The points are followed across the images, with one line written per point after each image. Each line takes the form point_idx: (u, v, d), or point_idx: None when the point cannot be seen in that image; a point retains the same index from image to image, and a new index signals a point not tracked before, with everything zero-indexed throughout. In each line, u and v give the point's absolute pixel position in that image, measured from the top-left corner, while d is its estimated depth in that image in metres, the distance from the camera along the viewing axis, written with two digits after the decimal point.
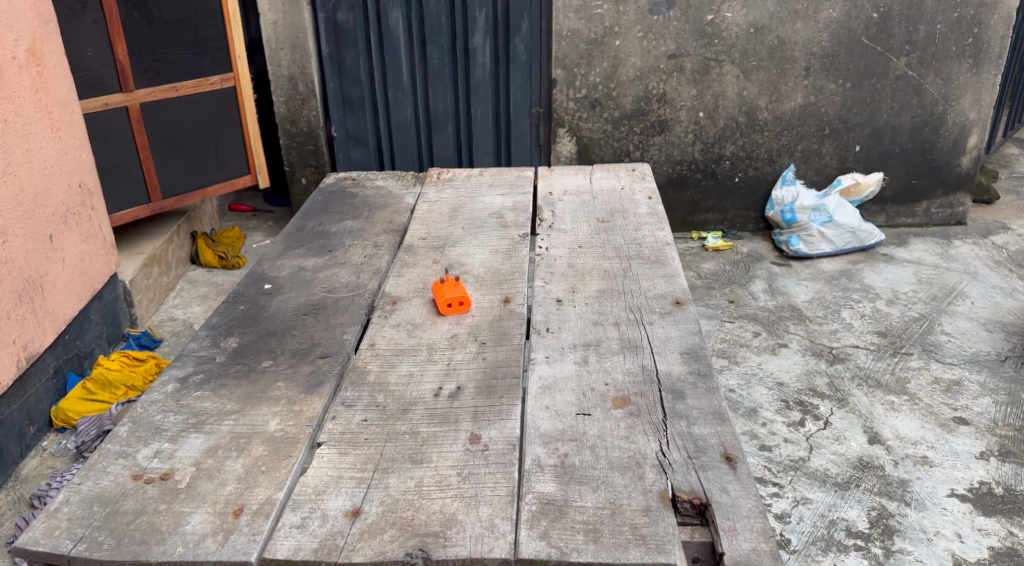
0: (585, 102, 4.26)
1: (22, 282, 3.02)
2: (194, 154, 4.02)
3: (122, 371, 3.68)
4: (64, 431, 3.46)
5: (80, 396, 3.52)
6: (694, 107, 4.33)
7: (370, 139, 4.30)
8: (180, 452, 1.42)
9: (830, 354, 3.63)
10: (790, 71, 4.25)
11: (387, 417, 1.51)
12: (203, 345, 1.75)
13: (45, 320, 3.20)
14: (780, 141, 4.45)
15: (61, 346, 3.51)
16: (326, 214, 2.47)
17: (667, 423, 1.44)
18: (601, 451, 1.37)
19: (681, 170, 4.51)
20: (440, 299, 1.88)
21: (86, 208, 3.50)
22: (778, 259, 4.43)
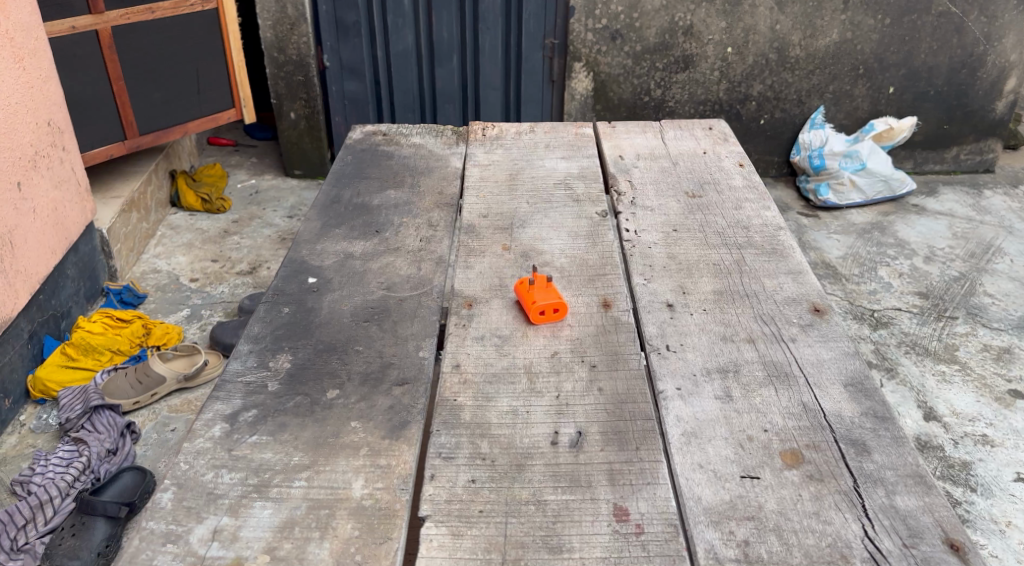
0: (604, 34, 3.66)
1: None
2: (175, 85, 3.53)
3: (105, 333, 3.27)
4: (44, 404, 3.03)
5: (59, 363, 3.09)
6: (723, 42, 3.73)
7: (366, 71, 3.75)
8: (245, 533, 1.10)
9: (872, 318, 3.12)
10: (827, 3, 3.63)
11: (501, 476, 1.20)
12: (249, 367, 1.42)
13: (16, 281, 2.80)
14: (811, 82, 3.86)
15: (36, 307, 3.05)
16: (363, 180, 2.09)
17: (863, 493, 1.17)
18: (790, 537, 1.10)
19: (703, 112, 3.93)
20: (528, 305, 1.54)
21: (56, 149, 3.05)
22: (805, 210, 3.87)
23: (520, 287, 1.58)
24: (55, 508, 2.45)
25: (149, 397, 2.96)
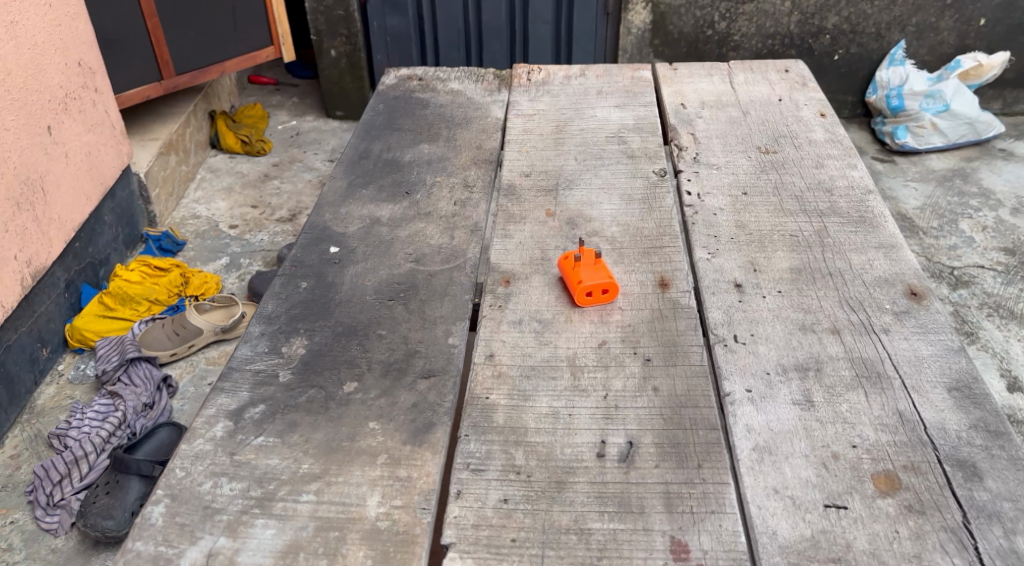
0: None
1: (16, 186, 2.52)
2: (211, 22, 3.35)
3: (143, 282, 3.15)
4: (82, 354, 2.90)
5: (96, 313, 2.98)
6: None
7: (408, 5, 3.51)
8: (243, 558, 0.96)
9: (951, 276, 2.78)
10: None
11: (538, 496, 1.03)
12: (259, 353, 1.27)
13: (50, 229, 2.72)
14: (892, 12, 3.45)
15: (72, 255, 2.93)
16: (395, 133, 1.91)
17: (976, 533, 0.99)
18: None
19: (771, 46, 3.57)
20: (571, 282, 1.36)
21: (89, 90, 2.91)
22: (879, 155, 3.48)
23: (564, 263, 1.39)
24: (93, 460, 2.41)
25: (186, 349, 2.85)
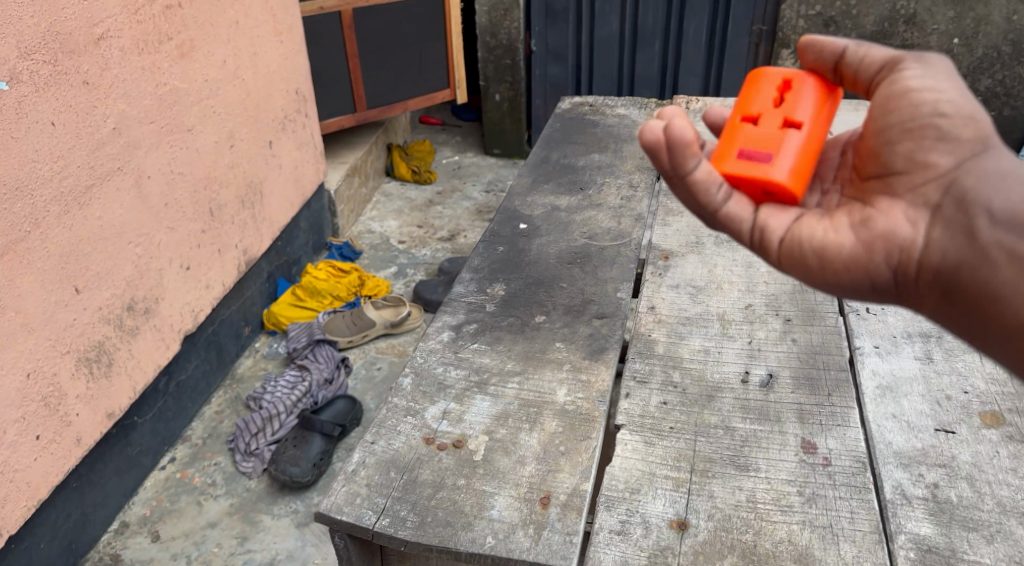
0: (817, 21, 3.92)
1: (245, 187, 3.09)
2: (400, 63, 4.12)
3: (328, 281, 3.57)
4: (274, 335, 3.36)
5: (289, 302, 3.43)
6: (949, 33, 3.81)
7: (568, 55, 4.41)
8: (469, 416, 1.27)
9: None
10: None
11: (691, 403, 1.29)
12: (470, 291, 1.61)
13: (262, 225, 3.27)
14: None
15: (274, 251, 3.45)
16: (569, 144, 2.30)
17: None
18: (984, 487, 1.09)
19: None
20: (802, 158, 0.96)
21: (300, 115, 3.54)
22: None
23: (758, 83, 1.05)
24: (280, 422, 2.80)
25: (360, 339, 3.24)
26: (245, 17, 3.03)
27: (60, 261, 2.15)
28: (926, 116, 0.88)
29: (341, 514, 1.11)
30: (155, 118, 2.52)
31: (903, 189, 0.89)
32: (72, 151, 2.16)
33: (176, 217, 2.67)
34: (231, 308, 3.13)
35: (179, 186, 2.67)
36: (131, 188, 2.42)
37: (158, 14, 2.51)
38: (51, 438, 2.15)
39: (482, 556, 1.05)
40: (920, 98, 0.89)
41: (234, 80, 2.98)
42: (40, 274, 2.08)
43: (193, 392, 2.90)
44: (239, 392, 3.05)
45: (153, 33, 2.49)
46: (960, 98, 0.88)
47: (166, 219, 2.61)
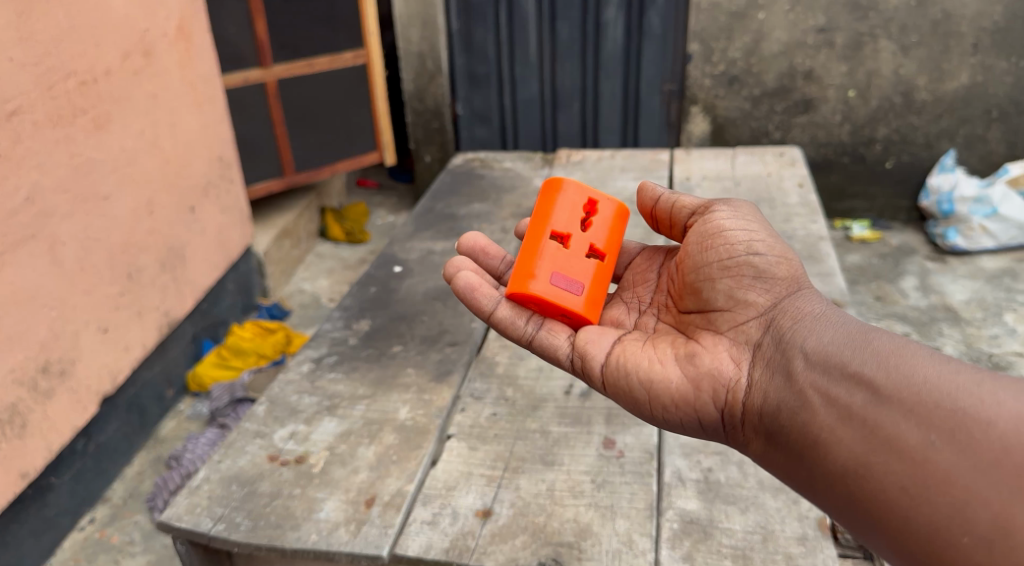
0: (722, 79, 4.17)
1: (165, 251, 3.16)
2: (326, 129, 4.30)
3: (253, 340, 3.61)
4: (198, 396, 3.42)
5: (214, 362, 3.47)
6: (845, 86, 4.07)
7: (494, 118, 4.58)
8: (315, 435, 1.44)
9: (990, 362, 3.25)
10: (955, 47, 3.88)
11: (517, 411, 1.50)
12: (337, 327, 1.77)
13: (185, 288, 3.33)
14: (940, 125, 4.08)
15: (199, 313, 3.53)
16: (454, 196, 2.50)
17: None
18: (750, 469, 1.37)
19: (826, 153, 4.28)
20: (593, 285, 1.57)
21: (225, 180, 3.66)
22: (932, 255, 4.06)
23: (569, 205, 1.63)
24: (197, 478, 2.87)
25: None
26: (163, 89, 3.15)
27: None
28: (742, 257, 1.43)
29: (180, 520, 1.28)
30: (69, 187, 2.62)
31: (727, 330, 1.41)
32: None
33: (92, 283, 2.74)
34: (153, 369, 3.20)
35: (95, 252, 2.76)
36: (44, 254, 2.52)
37: (72, 90, 2.63)
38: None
39: (305, 550, 1.22)
40: (733, 249, 1.44)
41: (153, 148, 3.09)
42: None
43: (114, 454, 2.97)
44: (161, 452, 3.14)
45: (67, 107, 2.61)
46: (768, 243, 1.43)
47: (82, 284, 2.69)
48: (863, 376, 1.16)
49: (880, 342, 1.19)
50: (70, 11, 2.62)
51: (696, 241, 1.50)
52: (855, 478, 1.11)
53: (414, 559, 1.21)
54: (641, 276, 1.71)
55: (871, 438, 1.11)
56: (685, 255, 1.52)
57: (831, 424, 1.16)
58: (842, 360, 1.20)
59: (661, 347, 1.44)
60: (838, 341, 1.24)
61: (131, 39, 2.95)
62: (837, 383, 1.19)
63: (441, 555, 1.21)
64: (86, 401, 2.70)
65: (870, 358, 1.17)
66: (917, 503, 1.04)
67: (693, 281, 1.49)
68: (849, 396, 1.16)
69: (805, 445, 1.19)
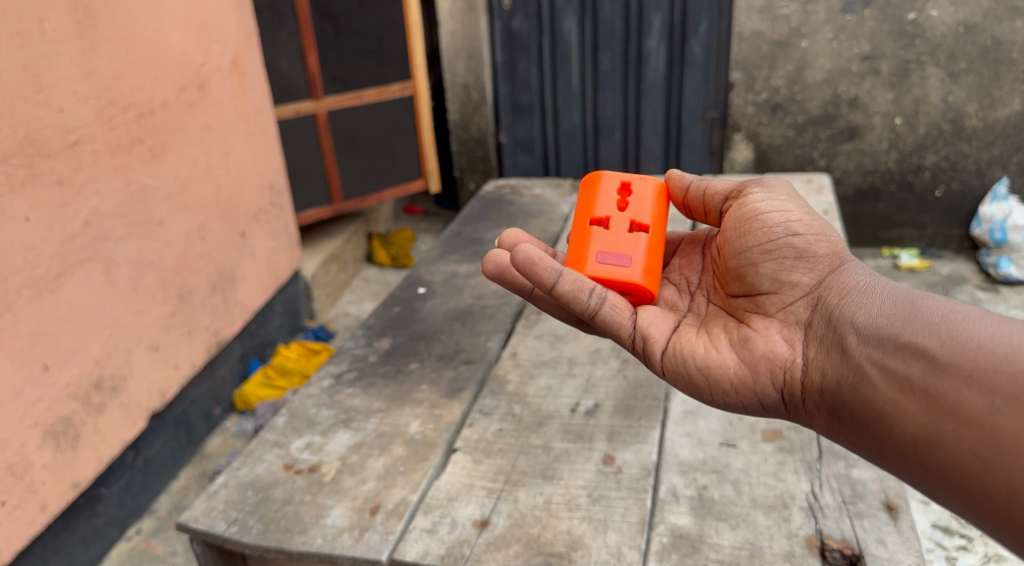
0: (766, 107, 4.17)
1: (215, 274, 3.31)
2: (373, 158, 4.44)
3: (298, 361, 3.73)
4: (244, 413, 3.54)
5: (260, 381, 3.60)
6: (891, 113, 4.03)
7: (536, 146, 4.65)
8: (329, 446, 1.59)
9: None
10: (1006, 74, 3.81)
11: (524, 425, 1.63)
12: (358, 344, 1.93)
13: (234, 310, 3.48)
14: (991, 152, 3.99)
15: (246, 334, 3.66)
16: (483, 220, 2.59)
17: (822, 462, 1.54)
18: (745, 488, 1.48)
19: (872, 181, 4.22)
20: (647, 254, 1.59)
21: (275, 207, 3.82)
22: (984, 284, 3.95)
23: (603, 191, 1.68)
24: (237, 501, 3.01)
25: None
26: (217, 120, 3.33)
27: (30, 341, 2.37)
28: (782, 236, 1.46)
29: (197, 523, 1.45)
30: (125, 213, 2.78)
31: (775, 311, 1.45)
32: (43, 243, 2.42)
33: (144, 304, 2.88)
34: (200, 387, 3.33)
35: (148, 273, 2.90)
36: (100, 276, 2.66)
37: (130, 121, 2.80)
38: (16, 504, 2.32)
39: (309, 552, 1.37)
40: (772, 231, 1.47)
41: (206, 177, 3.26)
42: (10, 354, 2.30)
43: (161, 468, 3.09)
44: (205, 467, 3.26)
45: (126, 137, 2.78)
46: (806, 220, 1.47)
47: (135, 303, 2.83)
48: (919, 346, 1.20)
49: (930, 309, 1.23)
50: (131, 47, 2.80)
51: (734, 226, 1.53)
52: (924, 446, 1.15)
53: (411, 563, 1.34)
54: (686, 259, 1.77)
55: (933, 407, 1.15)
56: (724, 241, 1.55)
57: (895, 397, 1.20)
58: (894, 332, 1.25)
59: (714, 333, 1.49)
60: (887, 314, 1.29)
61: (188, 74, 3.13)
62: (893, 356, 1.23)
63: (437, 560, 1.34)
64: (134, 416, 2.83)
65: (923, 328, 1.22)
66: (991, 468, 1.08)
67: (737, 267, 1.52)
68: (908, 367, 1.20)
69: (870, 418, 1.24)
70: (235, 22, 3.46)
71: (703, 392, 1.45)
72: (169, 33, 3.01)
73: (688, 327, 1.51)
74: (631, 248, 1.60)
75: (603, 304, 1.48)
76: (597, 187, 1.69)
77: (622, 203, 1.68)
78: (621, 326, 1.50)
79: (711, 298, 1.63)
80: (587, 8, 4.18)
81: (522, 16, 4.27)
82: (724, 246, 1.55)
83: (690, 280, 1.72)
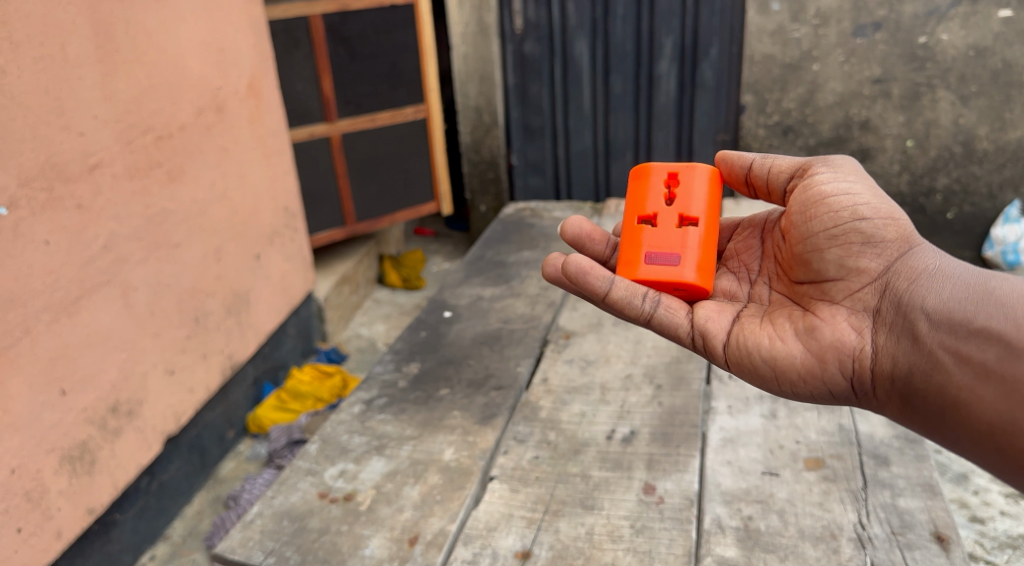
0: (777, 129, 4.16)
1: (230, 296, 3.30)
2: (387, 181, 4.44)
3: (312, 384, 3.70)
4: (257, 437, 3.52)
5: (274, 405, 3.58)
6: (903, 136, 4.03)
7: (547, 168, 4.66)
8: (363, 474, 1.65)
9: None
10: (1017, 97, 3.81)
11: (560, 453, 1.67)
12: (388, 369, 1.98)
13: (248, 332, 3.46)
14: (1003, 174, 3.99)
15: (261, 357, 3.65)
16: (504, 244, 2.62)
17: (868, 492, 1.57)
18: (791, 518, 1.50)
19: None
20: (697, 251, 1.65)
21: (289, 229, 3.81)
22: None
23: (647, 187, 1.76)
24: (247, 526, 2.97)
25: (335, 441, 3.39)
26: (234, 142, 3.34)
27: (48, 365, 2.36)
28: (848, 220, 1.51)
29: (234, 554, 1.49)
30: (143, 236, 2.78)
31: (842, 298, 1.51)
32: (61, 267, 2.41)
33: (161, 329, 2.87)
34: (216, 411, 3.31)
35: (165, 296, 2.89)
36: (118, 299, 2.65)
37: (149, 144, 2.81)
38: (32, 531, 2.29)
39: None
40: (838, 216, 1.52)
41: (223, 200, 3.26)
42: (28, 378, 2.28)
43: (175, 493, 3.07)
44: (219, 492, 3.24)
45: (144, 160, 2.78)
46: (872, 202, 1.52)
47: (152, 327, 2.82)
48: (992, 331, 1.25)
49: (1002, 291, 1.27)
50: (150, 70, 2.82)
51: (800, 211, 1.59)
52: (1002, 433, 1.20)
53: None
54: (745, 244, 1.85)
55: (1009, 394, 1.19)
56: (790, 226, 1.61)
57: (969, 384, 1.25)
58: (966, 316, 1.30)
59: (779, 323, 1.56)
60: (959, 299, 1.34)
61: (206, 97, 3.14)
62: (965, 341, 1.28)
63: None
64: (149, 441, 2.80)
65: (995, 311, 1.26)
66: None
67: (802, 253, 1.58)
68: (981, 352, 1.25)
69: (944, 404, 1.30)
70: (252, 47, 3.48)
71: (774, 382, 1.52)
72: (187, 57, 3.02)
73: (751, 319, 1.58)
74: (680, 245, 1.66)
75: (658, 306, 1.60)
76: (646, 181, 1.77)
77: (672, 195, 1.75)
78: (679, 324, 1.60)
79: (773, 286, 1.71)
80: (599, 31, 4.20)
81: (534, 40, 4.30)
82: (790, 232, 1.61)
83: (750, 266, 1.81)
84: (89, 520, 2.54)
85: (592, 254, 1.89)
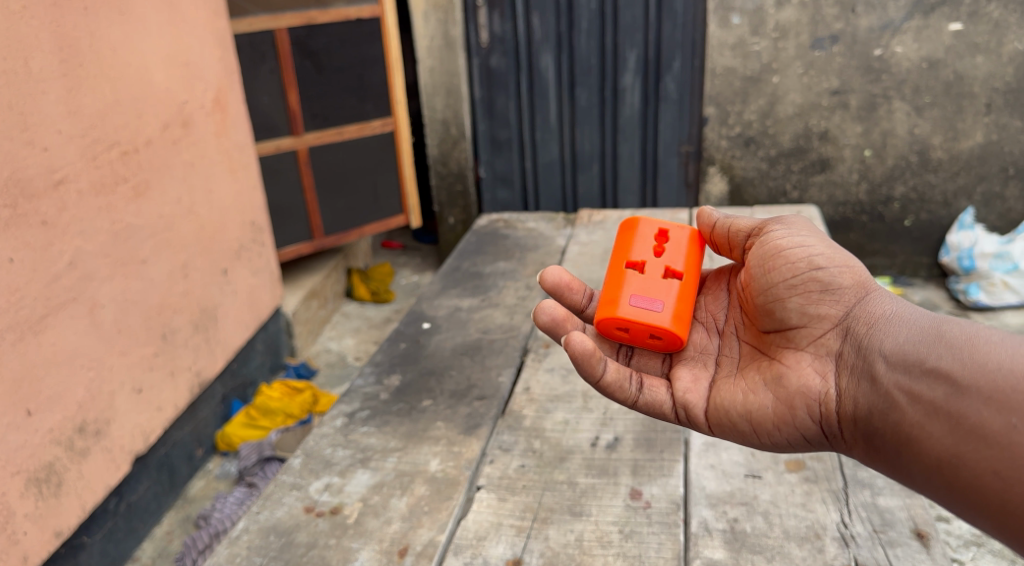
0: (739, 140, 4.26)
1: (198, 312, 3.25)
2: (355, 195, 4.42)
3: (281, 400, 3.65)
4: (227, 455, 3.46)
5: (243, 422, 3.52)
6: (861, 145, 4.14)
7: (515, 180, 4.68)
8: (349, 487, 1.64)
9: None
10: (969, 107, 3.95)
11: (546, 461, 1.69)
12: (369, 382, 1.98)
13: (216, 348, 3.41)
14: (956, 183, 4.12)
15: (229, 373, 3.59)
16: (479, 255, 2.64)
17: (848, 492, 1.60)
18: (775, 519, 1.53)
19: (844, 212, 4.31)
20: (676, 301, 1.64)
21: (256, 244, 3.78)
22: (954, 311, 4.04)
23: (639, 236, 1.77)
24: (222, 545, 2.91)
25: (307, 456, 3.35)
26: (200, 156, 3.30)
27: (13, 386, 2.30)
28: (806, 271, 1.48)
29: None
30: (109, 252, 2.73)
31: (807, 344, 1.48)
32: (26, 284, 2.36)
33: (128, 347, 2.81)
34: (184, 429, 3.25)
35: (132, 312, 2.84)
36: (84, 317, 2.60)
37: (115, 159, 2.76)
38: None
39: None
40: (795, 266, 1.49)
41: (190, 214, 3.22)
42: None
43: (144, 513, 3.00)
44: (189, 512, 3.18)
45: (110, 176, 2.74)
46: (827, 251, 1.49)
47: (118, 345, 2.76)
48: (941, 370, 1.24)
49: (952, 333, 1.26)
50: (115, 84, 2.77)
51: (759, 263, 1.56)
52: (950, 468, 1.18)
53: None
54: (711, 295, 1.78)
55: (956, 430, 1.18)
56: (750, 279, 1.57)
57: (920, 421, 1.24)
58: (920, 357, 1.29)
59: (750, 377, 1.54)
60: (913, 341, 1.32)
61: (171, 111, 3.10)
62: (918, 381, 1.27)
63: None
64: (116, 462, 2.74)
65: (946, 352, 1.25)
66: (1010, 485, 1.11)
67: (764, 303, 1.54)
68: (931, 391, 1.24)
69: (899, 442, 1.27)
70: (217, 60, 3.45)
71: (749, 435, 1.49)
72: (152, 71, 2.99)
73: (726, 379, 1.57)
74: (664, 294, 1.65)
75: (642, 387, 1.57)
76: (635, 232, 1.79)
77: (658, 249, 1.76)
78: (662, 402, 1.57)
79: (741, 338, 1.64)
80: (564, 45, 4.25)
81: (500, 53, 4.34)
82: (750, 284, 1.57)
83: (716, 319, 1.74)
84: (54, 544, 2.46)
85: (569, 303, 1.82)
